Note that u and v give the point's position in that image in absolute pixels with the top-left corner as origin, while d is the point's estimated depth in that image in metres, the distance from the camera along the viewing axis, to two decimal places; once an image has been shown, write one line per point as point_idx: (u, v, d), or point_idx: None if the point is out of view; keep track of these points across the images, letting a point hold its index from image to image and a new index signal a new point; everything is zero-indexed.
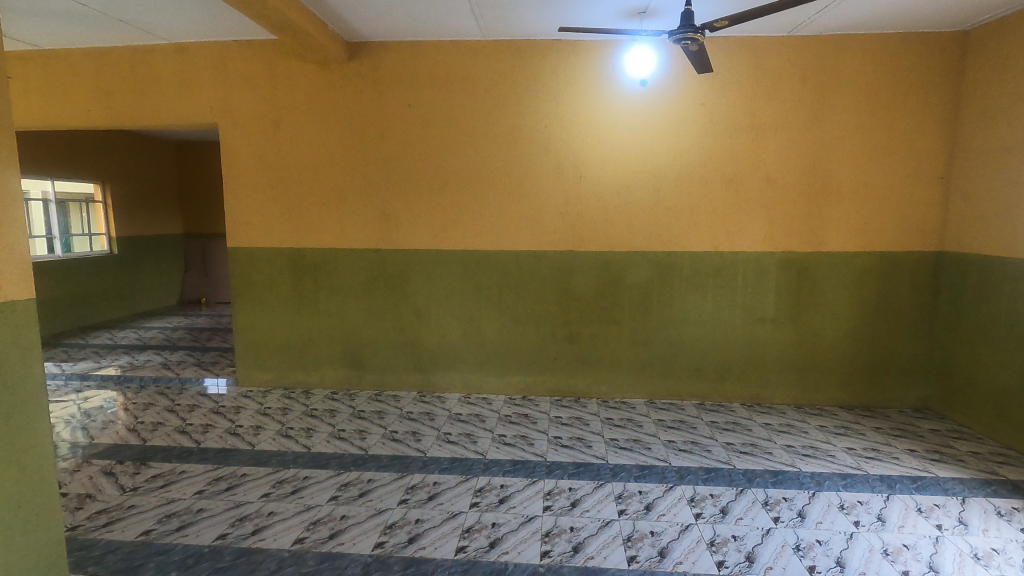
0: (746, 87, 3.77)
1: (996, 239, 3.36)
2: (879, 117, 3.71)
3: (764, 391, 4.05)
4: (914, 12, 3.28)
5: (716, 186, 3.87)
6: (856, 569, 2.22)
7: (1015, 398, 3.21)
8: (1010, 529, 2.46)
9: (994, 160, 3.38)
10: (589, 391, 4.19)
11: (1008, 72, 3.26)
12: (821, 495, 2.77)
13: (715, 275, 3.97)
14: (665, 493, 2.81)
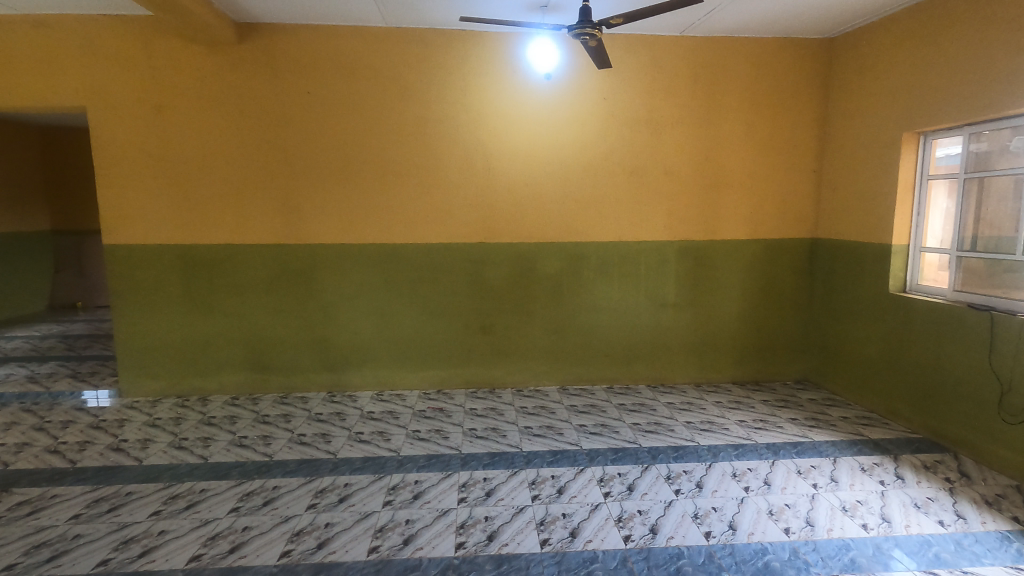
0: (644, 84, 3.95)
1: (858, 226, 3.78)
2: (762, 115, 4.04)
3: (668, 372, 4.30)
4: (789, 19, 3.61)
5: (620, 177, 4.04)
6: (745, 530, 2.43)
7: (876, 367, 3.64)
8: (871, 482, 2.80)
9: (855, 156, 3.79)
10: (504, 381, 4.24)
11: (865, 77, 3.66)
12: (716, 465, 2.99)
13: (621, 264, 4.15)
14: (576, 476, 2.91)
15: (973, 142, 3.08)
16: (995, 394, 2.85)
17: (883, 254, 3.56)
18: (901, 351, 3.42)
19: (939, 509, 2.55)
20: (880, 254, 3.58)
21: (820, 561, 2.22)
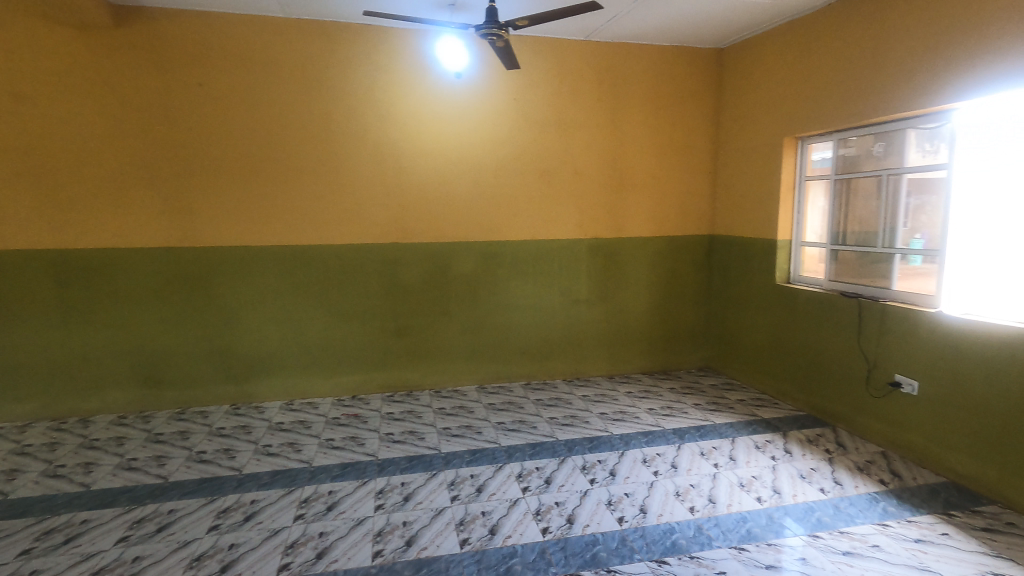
0: (552, 86, 4.06)
1: (749, 223, 4.11)
2: (662, 119, 4.30)
3: (583, 366, 4.44)
4: (683, 30, 3.88)
5: (532, 177, 4.13)
6: (656, 512, 2.52)
7: (768, 352, 3.97)
8: (764, 458, 3.03)
9: (744, 158, 4.13)
10: (422, 382, 4.16)
11: (750, 86, 4.02)
12: (628, 453, 3.11)
13: (534, 261, 4.22)
14: (494, 473, 2.89)
15: (842, 147, 3.44)
16: (864, 372, 3.18)
17: (770, 249, 3.89)
18: (789, 337, 3.75)
19: (822, 477, 2.79)
20: (768, 249, 3.91)
21: (721, 535, 2.33)
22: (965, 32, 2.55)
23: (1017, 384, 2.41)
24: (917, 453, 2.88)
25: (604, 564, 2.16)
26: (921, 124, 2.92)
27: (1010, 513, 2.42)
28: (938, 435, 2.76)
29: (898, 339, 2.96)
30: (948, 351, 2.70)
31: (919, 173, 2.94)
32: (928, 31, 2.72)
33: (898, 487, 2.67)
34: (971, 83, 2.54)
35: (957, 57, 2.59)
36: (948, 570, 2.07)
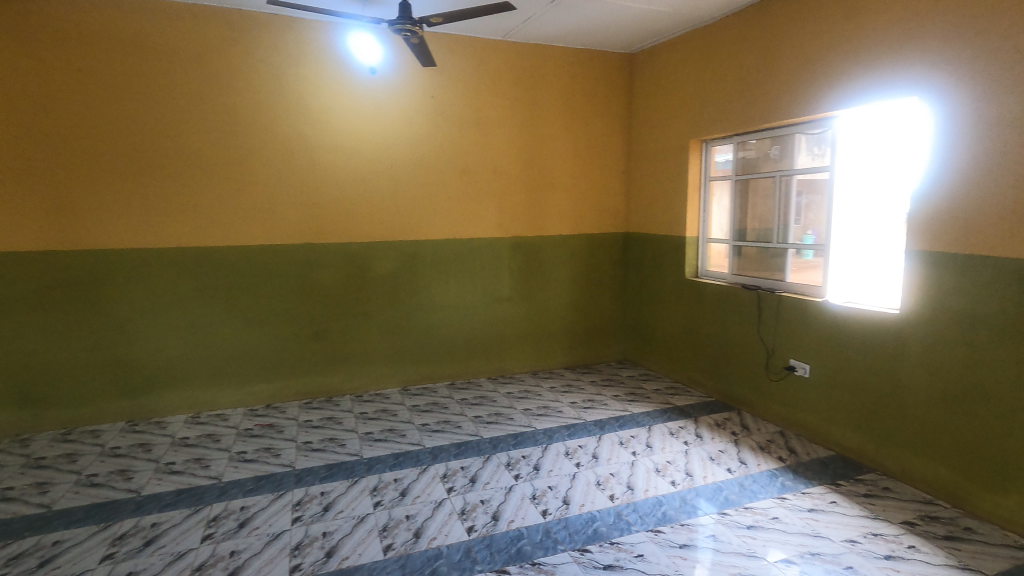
0: (470, 85, 4.06)
1: (660, 221, 4.32)
2: (578, 120, 4.42)
3: (507, 364, 4.48)
4: (596, 35, 4.00)
5: (452, 176, 4.11)
6: (578, 502, 2.60)
7: (680, 343, 4.20)
8: (678, 443, 3.20)
9: (655, 160, 4.34)
10: (342, 387, 4.01)
11: (659, 91, 4.22)
12: (551, 447, 3.18)
13: (455, 261, 4.21)
14: (419, 476, 2.85)
15: (741, 150, 3.69)
16: (764, 358, 3.44)
17: (680, 245, 4.12)
18: (698, 328, 3.99)
19: (728, 458, 2.99)
20: (678, 246, 4.14)
21: (639, 519, 2.44)
22: (841, 48, 2.82)
23: (888, 363, 2.70)
24: (810, 431, 3.16)
25: (529, 557, 2.20)
26: (808, 129, 3.19)
27: (886, 478, 2.71)
28: (827, 413, 3.05)
29: (791, 327, 3.22)
30: (833, 336, 2.97)
31: (807, 175, 3.22)
32: (811, 45, 2.99)
33: (794, 462, 2.92)
34: (846, 93, 2.81)
35: (835, 70, 2.86)
36: (836, 534, 2.29)
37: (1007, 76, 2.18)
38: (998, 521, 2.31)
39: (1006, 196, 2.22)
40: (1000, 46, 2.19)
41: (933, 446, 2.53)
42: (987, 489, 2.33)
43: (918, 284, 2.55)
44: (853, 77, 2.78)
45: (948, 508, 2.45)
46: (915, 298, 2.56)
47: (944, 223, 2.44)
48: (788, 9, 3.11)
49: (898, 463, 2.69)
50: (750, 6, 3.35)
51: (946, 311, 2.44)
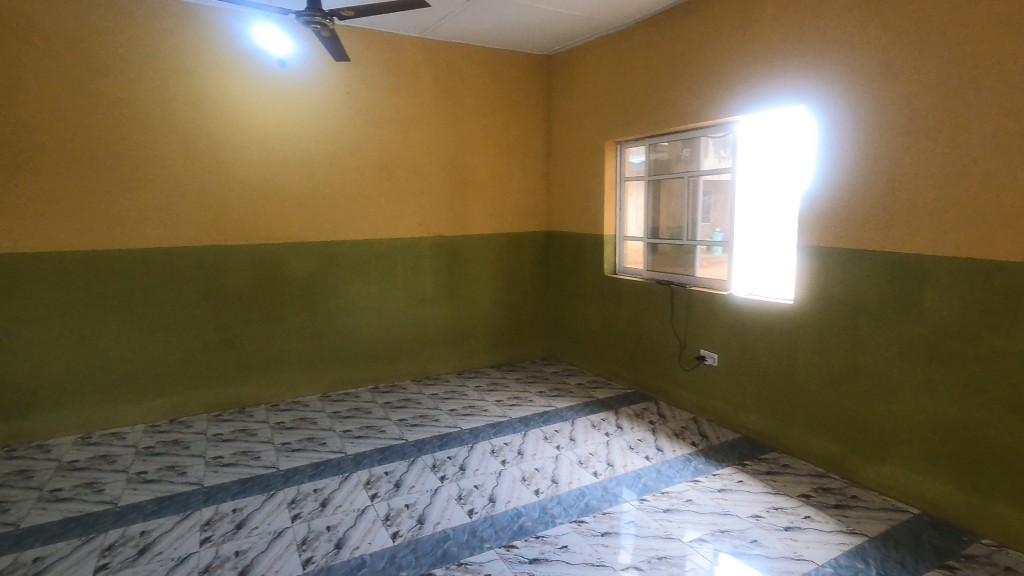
0: (387, 81, 3.97)
1: (579, 220, 4.44)
2: (498, 120, 4.45)
3: (431, 364, 4.43)
4: (513, 36, 4.04)
5: (370, 174, 4.00)
6: (504, 499, 2.62)
7: (601, 338, 4.34)
8: (599, 435, 3.31)
9: (573, 160, 4.45)
10: (257, 397, 3.80)
11: (576, 93, 4.33)
12: (477, 446, 3.18)
13: (376, 261, 4.10)
14: (340, 485, 2.76)
15: (654, 151, 3.87)
16: (677, 349, 3.63)
17: (598, 243, 4.25)
18: (617, 323, 4.14)
19: (647, 446, 3.13)
20: (597, 244, 4.27)
21: (563, 511, 2.50)
22: (740, 58, 3.02)
23: (786, 351, 2.92)
24: (719, 416, 3.37)
25: (455, 558, 2.19)
26: (712, 133, 3.39)
27: (786, 456, 2.95)
28: (734, 399, 3.26)
29: (701, 319, 3.42)
30: (737, 327, 3.19)
31: (713, 176, 3.42)
32: (713, 54, 3.17)
33: (706, 447, 3.10)
34: (744, 100, 3.02)
35: (734, 78, 3.06)
36: (743, 510, 2.46)
37: (878, 88, 2.42)
38: (878, 488, 2.57)
39: (878, 196, 2.47)
40: (873, 61, 2.43)
41: (825, 423, 2.77)
42: (869, 459, 2.59)
43: (808, 277, 2.78)
44: (750, 85, 2.98)
45: (837, 480, 2.70)
46: (807, 290, 2.79)
47: (829, 220, 2.68)
48: (693, 19, 3.28)
49: (794, 441, 2.93)
50: (658, 15, 3.51)
51: (833, 301, 2.68)
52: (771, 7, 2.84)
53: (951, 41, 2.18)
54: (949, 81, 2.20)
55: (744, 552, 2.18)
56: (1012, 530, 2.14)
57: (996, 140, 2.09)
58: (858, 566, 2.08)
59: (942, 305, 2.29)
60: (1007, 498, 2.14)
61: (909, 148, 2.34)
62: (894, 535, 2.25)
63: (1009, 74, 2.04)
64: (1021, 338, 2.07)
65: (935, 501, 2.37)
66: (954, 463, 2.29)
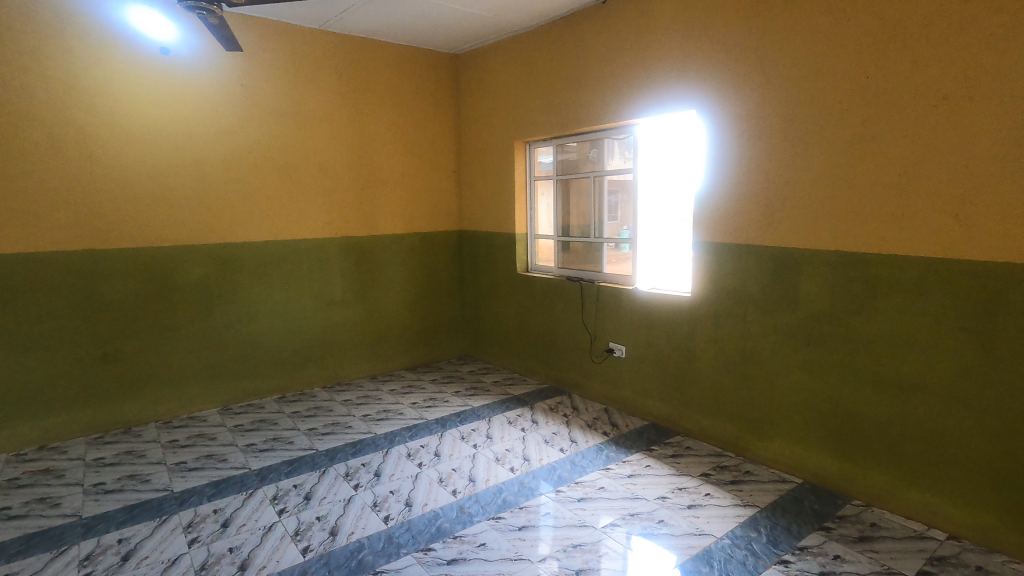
0: (286, 75, 3.77)
1: (491, 219, 4.47)
2: (406, 117, 4.37)
3: (342, 370, 4.27)
4: (420, 33, 3.99)
5: (269, 172, 3.78)
6: (421, 502, 2.58)
7: (515, 335, 4.39)
8: (515, 431, 3.35)
9: (484, 160, 4.47)
10: (145, 415, 3.47)
11: (484, 93, 4.35)
12: (392, 451, 3.11)
13: (278, 264, 3.88)
14: (244, 502, 2.59)
15: (561, 152, 3.97)
16: (588, 343, 3.76)
17: (511, 242, 4.30)
18: (531, 320, 4.21)
19: (561, 439, 3.22)
20: (509, 242, 4.32)
21: (481, 509, 2.51)
22: (638, 65, 3.17)
23: (687, 340, 3.12)
24: (628, 405, 3.53)
25: (370, 567, 2.13)
26: (615, 135, 3.54)
27: (688, 439, 3.14)
28: (641, 388, 3.43)
29: (609, 314, 3.56)
30: (642, 320, 3.35)
31: (616, 176, 3.57)
32: (614, 59, 3.31)
33: (616, 435, 3.24)
34: (642, 104, 3.17)
35: (633, 83, 3.21)
36: (651, 493, 2.60)
37: (760, 96, 2.64)
38: (767, 462, 2.81)
39: (762, 196, 2.70)
40: (754, 72, 2.65)
41: (722, 407, 2.98)
42: (759, 436, 2.82)
43: (704, 271, 2.98)
44: (648, 90, 3.14)
45: (733, 457, 2.92)
46: (703, 283, 2.99)
47: (721, 218, 2.89)
48: (593, 25, 3.40)
49: (695, 425, 3.13)
50: (562, 19, 3.61)
51: (726, 293, 2.90)
52: (664, 17, 3.01)
53: (819, 55, 2.43)
54: (818, 92, 2.44)
55: (652, 532, 2.30)
56: (876, 490, 2.43)
57: (856, 144, 2.35)
58: (751, 534, 2.26)
59: (816, 293, 2.54)
60: (871, 462, 2.43)
61: (786, 151, 2.58)
62: (781, 503, 2.48)
63: (864, 87, 2.31)
64: (879, 321, 2.35)
65: (814, 470, 2.63)
66: (829, 435, 2.56)
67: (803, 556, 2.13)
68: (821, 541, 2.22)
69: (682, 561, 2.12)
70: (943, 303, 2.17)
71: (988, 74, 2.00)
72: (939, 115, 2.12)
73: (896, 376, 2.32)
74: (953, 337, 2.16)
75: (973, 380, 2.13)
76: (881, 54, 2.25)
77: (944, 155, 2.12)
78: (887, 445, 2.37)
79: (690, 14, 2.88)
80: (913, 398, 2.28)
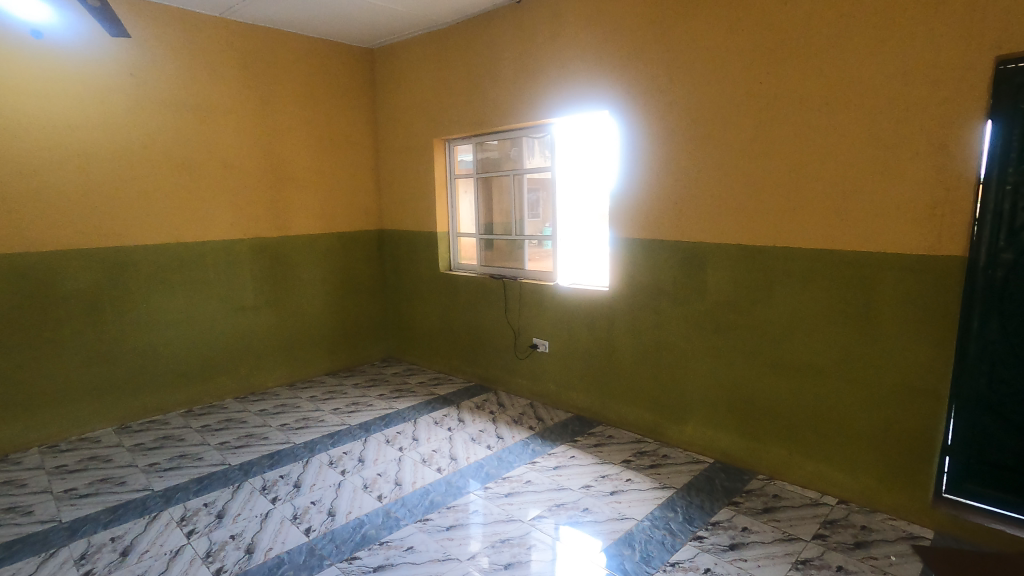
0: (183, 65, 3.50)
1: (412, 217, 4.39)
2: (320, 113, 4.20)
3: (257, 378, 4.05)
4: (331, 26, 3.85)
5: (167, 169, 3.50)
6: (344, 511, 2.50)
7: (440, 335, 4.35)
8: (442, 431, 3.33)
9: (403, 157, 4.38)
10: (26, 440, 3.11)
11: (401, 89, 4.26)
12: (313, 460, 2.99)
13: (181, 268, 3.61)
14: (148, 526, 2.40)
15: (481, 150, 3.98)
16: (513, 340, 3.79)
17: (433, 241, 4.25)
18: (455, 319, 4.19)
19: (488, 436, 3.23)
20: (431, 241, 4.26)
21: (407, 513, 2.47)
22: (553, 65, 3.23)
23: (607, 334, 3.23)
24: (553, 399, 3.60)
25: None
26: (533, 134, 3.60)
27: (611, 428, 3.26)
28: (565, 381, 3.51)
29: (533, 310, 3.62)
30: (564, 315, 3.43)
31: (536, 174, 3.63)
32: (529, 59, 3.35)
33: (541, 429, 3.30)
34: (558, 103, 3.24)
35: (549, 83, 3.27)
36: (576, 483, 2.67)
37: (667, 98, 2.78)
38: (683, 445, 2.97)
39: (672, 194, 2.84)
40: (662, 75, 2.78)
41: (641, 396, 3.12)
42: (675, 422, 2.98)
43: (621, 266, 3.10)
44: (563, 90, 3.21)
45: (652, 443, 3.06)
46: (621, 277, 3.11)
47: (635, 215, 3.01)
48: (509, 25, 3.43)
49: (616, 414, 3.25)
50: (478, 17, 3.60)
51: (641, 287, 3.03)
52: (577, 20, 3.09)
53: (720, 61, 2.58)
54: (720, 97, 2.60)
55: (577, 521, 2.37)
56: (777, 464, 2.63)
57: (755, 145, 2.52)
58: (669, 514, 2.39)
59: (722, 284, 2.71)
60: (774, 439, 2.63)
61: (693, 152, 2.73)
62: (695, 483, 2.63)
63: (760, 93, 2.49)
64: (776, 308, 2.55)
65: (724, 449, 2.81)
66: (736, 416, 2.74)
67: (715, 530, 2.28)
68: (730, 515, 2.38)
69: (606, 546, 2.19)
70: (829, 290, 2.39)
71: (864, 82, 2.22)
72: (824, 118, 2.33)
73: (792, 358, 2.53)
74: (839, 320, 2.38)
75: (857, 358, 2.35)
76: (774, 61, 2.43)
77: (829, 156, 2.33)
78: (786, 422, 2.58)
79: (601, 17, 2.98)
80: (806, 378, 2.49)
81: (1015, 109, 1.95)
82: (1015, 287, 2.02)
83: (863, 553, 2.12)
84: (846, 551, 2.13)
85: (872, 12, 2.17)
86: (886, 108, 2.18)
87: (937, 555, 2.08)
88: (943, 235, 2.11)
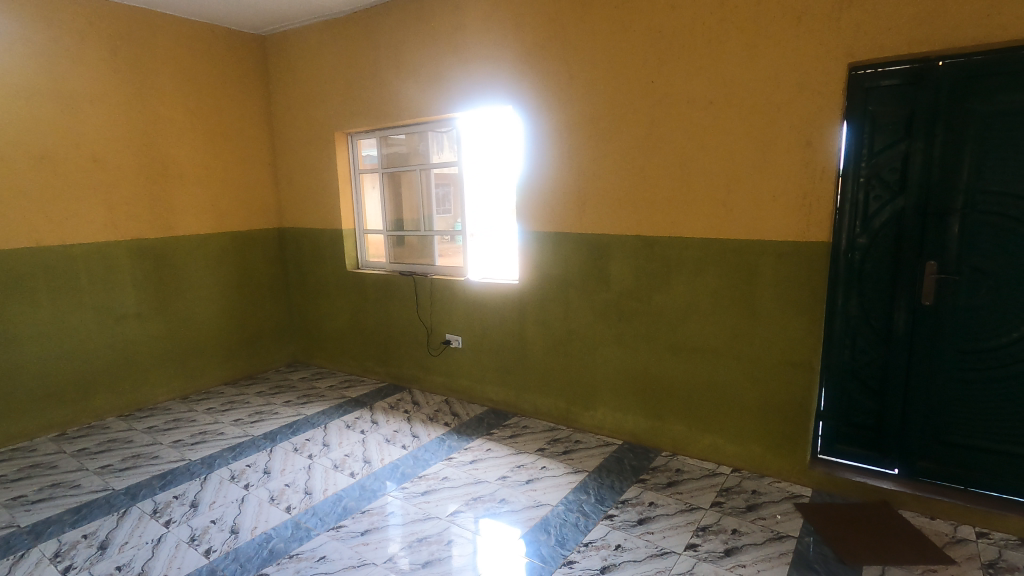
0: (36, 44, 3.09)
1: (315, 215, 4.20)
2: (206, 103, 3.89)
3: (143, 393, 3.69)
4: (215, 9, 3.57)
5: (22, 163, 3.08)
6: (249, 527, 2.35)
7: (349, 335, 4.21)
8: (354, 434, 3.22)
9: (301, 151, 4.17)
10: None
11: (297, 79, 4.05)
12: (212, 476, 2.79)
13: (44, 275, 3.21)
14: (14, 568, 2.12)
15: (385, 145, 3.88)
16: (425, 337, 3.75)
17: (338, 239, 4.09)
18: (365, 318, 4.07)
19: (403, 436, 3.17)
20: (336, 239, 4.10)
21: (319, 521, 2.37)
22: (455, 59, 3.21)
23: (518, 326, 3.28)
24: (468, 394, 3.61)
25: None
26: (439, 128, 3.56)
27: (526, 419, 3.32)
28: (479, 375, 3.52)
29: (444, 306, 3.59)
30: (476, 310, 3.44)
31: (443, 169, 3.60)
32: (431, 52, 3.30)
33: (457, 424, 3.29)
34: (462, 98, 3.23)
35: (453, 76, 3.24)
36: (493, 475, 2.70)
37: (569, 95, 2.85)
38: (594, 430, 3.09)
39: (577, 188, 2.93)
40: (563, 72, 2.85)
41: (553, 385, 3.20)
42: (586, 408, 3.09)
43: (531, 259, 3.15)
44: (467, 85, 3.19)
45: (564, 430, 3.16)
46: (530, 270, 3.16)
47: (542, 209, 3.07)
48: (409, 16, 3.36)
49: (531, 404, 3.32)
50: (377, 7, 3.49)
51: (550, 279, 3.10)
52: (478, 14, 3.08)
53: (616, 60, 2.69)
54: (618, 94, 2.71)
55: (496, 512, 2.39)
56: (679, 440, 2.81)
57: (651, 141, 2.66)
58: (582, 497, 2.48)
59: (625, 274, 2.84)
60: (676, 417, 2.80)
61: (595, 147, 2.83)
62: (606, 465, 2.75)
63: (653, 91, 2.62)
64: (674, 295, 2.71)
65: (631, 431, 2.96)
66: (641, 398, 2.89)
67: (624, 507, 2.39)
68: (638, 492, 2.51)
69: (523, 533, 2.24)
70: (719, 276, 2.58)
71: (744, 84, 2.40)
72: (711, 116, 2.50)
73: (689, 341, 2.70)
74: (728, 303, 2.58)
75: (744, 338, 2.56)
76: (664, 61, 2.57)
77: (716, 152, 2.51)
78: (685, 400, 2.76)
79: (502, 12, 2.99)
80: (702, 358, 2.68)
81: (865, 112, 2.25)
82: (870, 268, 2.34)
83: (754, 515, 2.32)
84: (739, 514, 2.32)
85: (747, 19, 2.36)
86: (762, 107, 2.38)
87: (816, 509, 2.33)
88: (812, 223, 2.34)
